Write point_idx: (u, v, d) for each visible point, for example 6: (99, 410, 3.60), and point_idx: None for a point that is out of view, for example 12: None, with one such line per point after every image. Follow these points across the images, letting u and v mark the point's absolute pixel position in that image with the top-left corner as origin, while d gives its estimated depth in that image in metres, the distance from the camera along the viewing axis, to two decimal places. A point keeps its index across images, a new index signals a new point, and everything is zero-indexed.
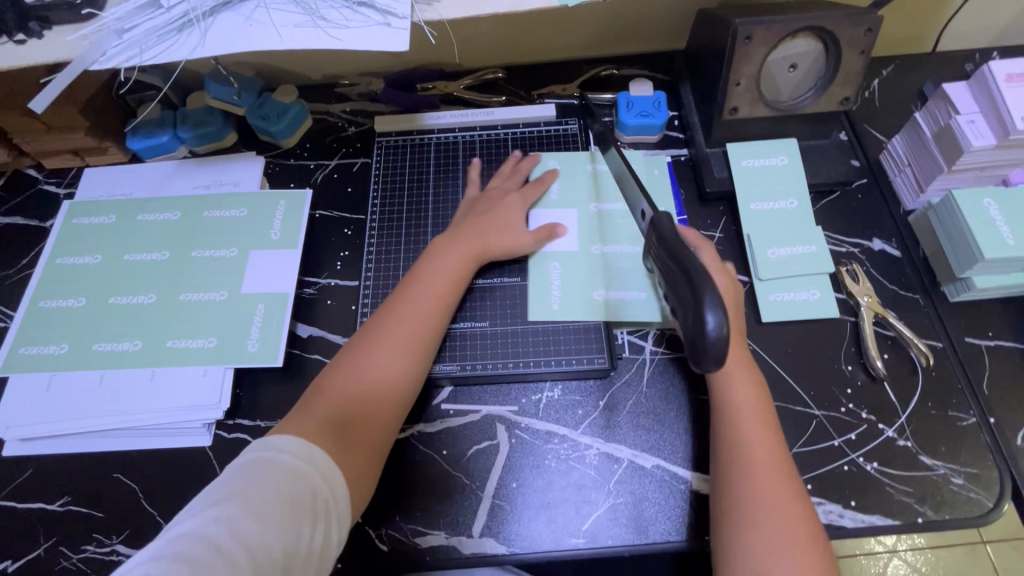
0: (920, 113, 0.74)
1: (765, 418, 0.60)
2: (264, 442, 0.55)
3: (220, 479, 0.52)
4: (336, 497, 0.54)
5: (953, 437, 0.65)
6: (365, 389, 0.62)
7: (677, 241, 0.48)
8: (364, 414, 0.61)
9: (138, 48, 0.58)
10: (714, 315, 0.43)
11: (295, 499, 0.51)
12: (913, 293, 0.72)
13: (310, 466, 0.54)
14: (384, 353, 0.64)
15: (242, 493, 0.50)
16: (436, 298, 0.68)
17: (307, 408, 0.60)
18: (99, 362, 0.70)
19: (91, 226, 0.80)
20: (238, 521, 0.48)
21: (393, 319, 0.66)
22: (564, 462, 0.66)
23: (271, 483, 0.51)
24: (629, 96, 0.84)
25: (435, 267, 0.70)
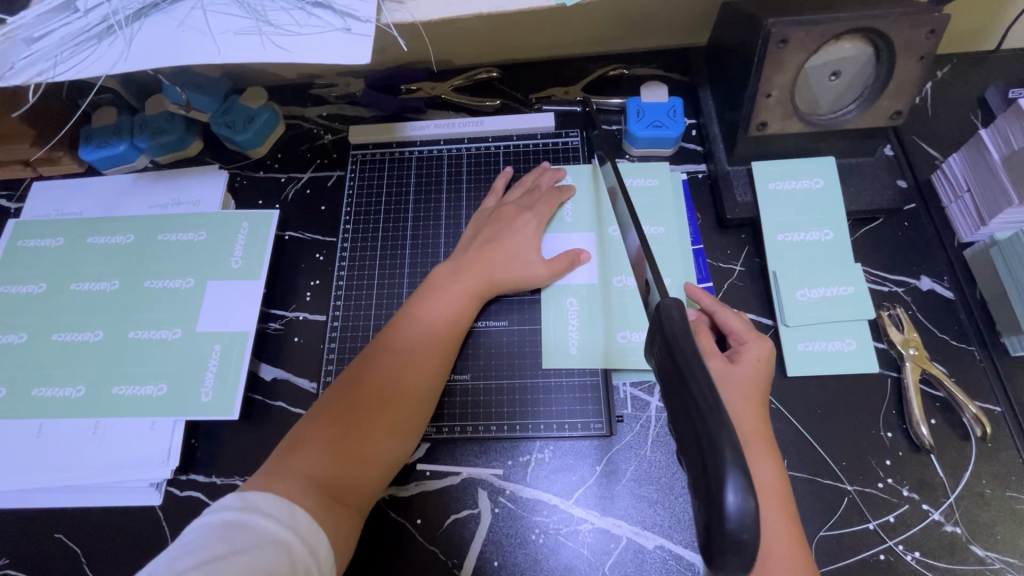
0: (987, 130, 0.62)
1: (783, 501, 0.49)
2: (238, 500, 0.45)
3: (184, 542, 0.42)
4: (320, 571, 0.44)
5: (1011, 523, 0.55)
6: (358, 444, 0.52)
7: (688, 349, 0.35)
8: (355, 475, 0.51)
9: (50, 60, 0.49)
10: (734, 488, 0.30)
11: (275, 570, 0.41)
12: (967, 344, 0.62)
13: (292, 532, 0.44)
14: (383, 401, 0.54)
15: (213, 560, 0.40)
16: (443, 338, 0.59)
17: (285, 463, 0.49)
18: (39, 410, 0.63)
19: (37, 250, 0.72)
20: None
21: (394, 360, 0.56)
22: (553, 538, 0.57)
23: (248, 548, 0.41)
24: (640, 104, 0.72)
25: (443, 299, 0.61)
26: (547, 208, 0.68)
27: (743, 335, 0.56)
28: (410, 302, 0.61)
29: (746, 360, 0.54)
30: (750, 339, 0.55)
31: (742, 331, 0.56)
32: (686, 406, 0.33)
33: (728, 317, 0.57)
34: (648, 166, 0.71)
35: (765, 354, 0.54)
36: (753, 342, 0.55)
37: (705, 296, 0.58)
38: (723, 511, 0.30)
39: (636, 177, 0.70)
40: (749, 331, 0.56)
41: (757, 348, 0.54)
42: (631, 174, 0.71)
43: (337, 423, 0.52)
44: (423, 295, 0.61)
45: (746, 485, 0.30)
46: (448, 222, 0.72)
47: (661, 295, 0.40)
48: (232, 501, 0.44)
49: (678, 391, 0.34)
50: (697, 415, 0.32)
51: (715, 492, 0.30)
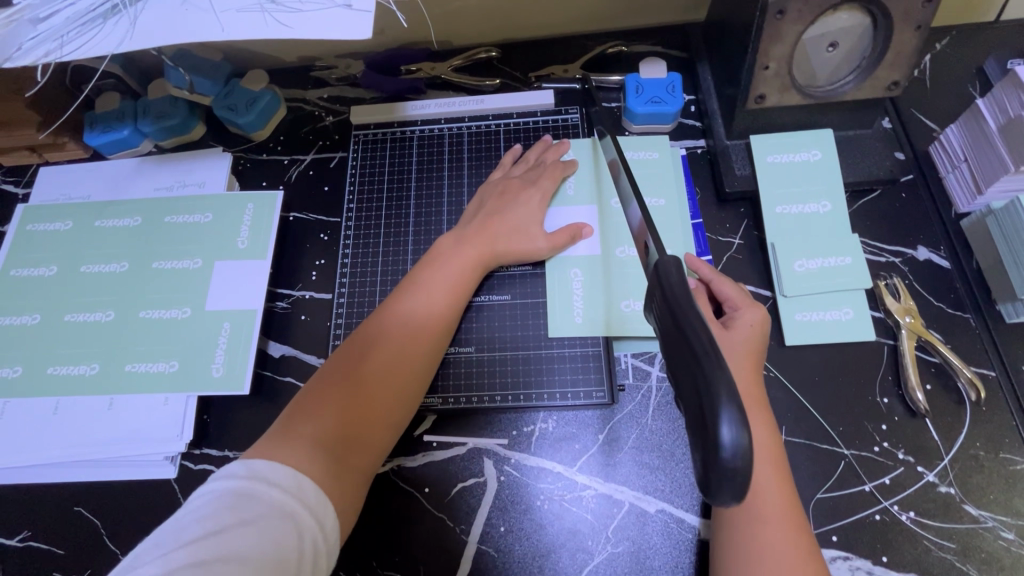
0: (983, 100, 0.63)
1: (777, 461, 0.51)
2: (243, 468, 0.45)
3: (191, 509, 0.43)
4: (326, 539, 0.45)
5: (1004, 484, 0.57)
6: (361, 414, 0.52)
7: (684, 301, 0.37)
8: (357, 444, 0.51)
9: (57, 40, 0.49)
10: (729, 424, 0.31)
11: (280, 539, 0.42)
12: (963, 312, 0.63)
13: (298, 500, 0.45)
14: (385, 372, 0.55)
15: (219, 530, 0.41)
16: (444, 313, 0.60)
17: (288, 430, 0.49)
18: (55, 388, 0.65)
19: (46, 234, 0.73)
20: (210, 567, 0.39)
21: (398, 329, 0.57)
22: (558, 504, 0.59)
23: (253, 519, 0.42)
24: (640, 80, 0.73)
25: (445, 276, 0.61)
26: (550, 182, 0.68)
27: (737, 302, 0.58)
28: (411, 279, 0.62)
29: (743, 326, 0.56)
30: (744, 308, 0.58)
31: (737, 300, 0.58)
32: (684, 355, 0.35)
33: (724, 286, 0.59)
34: (649, 139, 0.72)
35: (759, 322, 0.57)
36: (746, 310, 0.57)
37: (702, 265, 0.61)
38: (718, 445, 0.31)
39: (636, 151, 0.71)
40: (743, 300, 0.58)
41: (751, 316, 0.57)
42: (631, 147, 0.71)
43: (340, 388, 0.53)
44: (423, 272, 0.62)
45: (740, 420, 0.31)
46: (450, 200, 0.73)
47: (660, 254, 0.41)
48: (237, 470, 0.45)
49: (676, 346, 0.36)
50: (693, 359, 0.34)
51: (710, 428, 0.32)
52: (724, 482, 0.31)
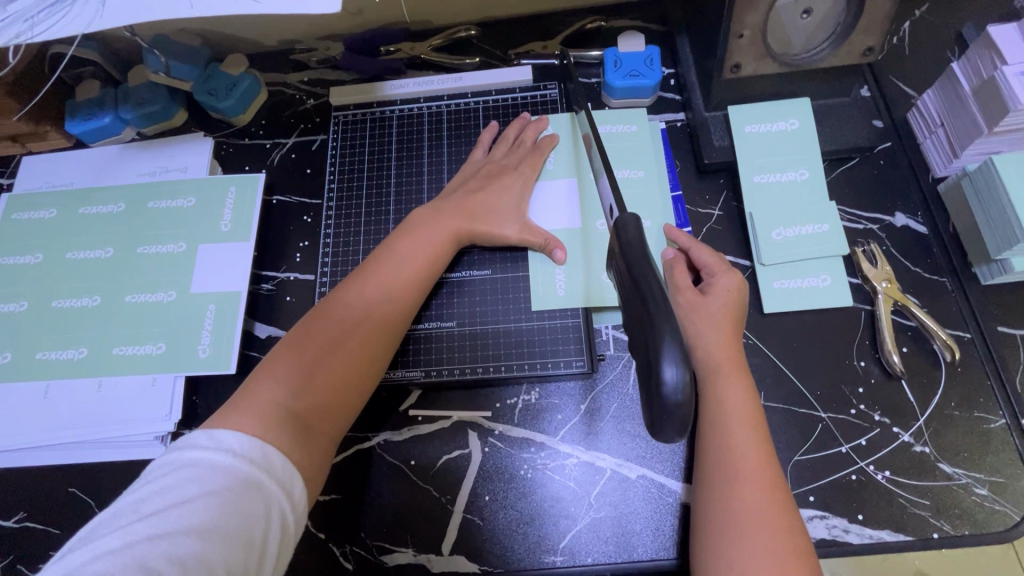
0: (957, 63, 0.64)
1: (758, 424, 0.52)
2: (206, 440, 0.45)
3: (153, 481, 0.43)
4: (292, 505, 0.46)
5: (978, 441, 0.58)
6: (325, 380, 0.53)
7: (640, 255, 0.39)
8: (324, 406, 0.53)
9: (26, 21, 0.49)
10: (672, 364, 0.34)
11: (247, 508, 0.43)
12: (939, 276, 0.64)
13: (262, 471, 0.45)
14: (351, 337, 0.56)
15: (185, 502, 0.42)
16: (411, 281, 0.60)
17: (252, 393, 0.51)
18: (45, 372, 0.66)
19: (31, 222, 0.73)
20: (176, 538, 0.40)
21: (365, 300, 0.58)
22: (541, 472, 0.60)
23: (218, 490, 0.43)
24: (617, 54, 0.73)
25: (412, 244, 0.62)
26: (532, 167, 0.68)
27: (715, 267, 0.59)
28: (379, 248, 0.62)
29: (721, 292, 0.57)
30: (721, 276, 0.58)
31: (713, 267, 0.59)
32: (637, 306, 0.37)
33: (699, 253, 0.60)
34: (627, 111, 0.72)
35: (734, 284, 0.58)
36: (722, 276, 0.58)
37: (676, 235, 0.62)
38: (662, 383, 0.34)
39: (615, 124, 0.71)
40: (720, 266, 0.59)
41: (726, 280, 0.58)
42: (610, 121, 0.71)
43: (303, 357, 0.53)
44: (391, 241, 0.62)
45: (683, 361, 0.34)
46: (431, 178, 0.73)
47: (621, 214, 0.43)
48: (200, 442, 0.45)
49: (633, 297, 0.38)
50: (644, 308, 0.36)
51: (656, 370, 0.35)
52: (665, 417, 0.34)
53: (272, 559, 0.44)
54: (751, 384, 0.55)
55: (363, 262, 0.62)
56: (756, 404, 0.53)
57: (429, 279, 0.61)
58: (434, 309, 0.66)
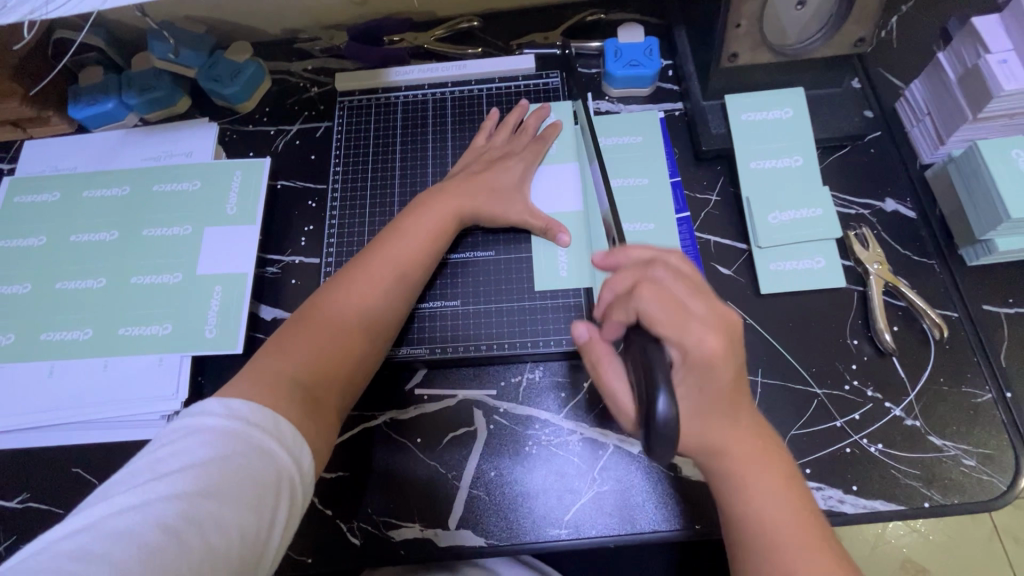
0: (943, 54, 0.67)
1: (771, 465, 0.49)
2: (222, 407, 0.46)
3: (170, 442, 0.44)
4: (303, 477, 0.47)
5: (966, 415, 0.60)
6: (336, 355, 0.54)
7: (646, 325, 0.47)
8: (332, 382, 0.54)
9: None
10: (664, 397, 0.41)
11: (259, 477, 0.43)
12: (927, 259, 0.66)
13: (276, 440, 0.46)
14: (356, 316, 0.56)
15: (200, 465, 0.42)
16: (414, 260, 0.61)
17: (261, 369, 0.51)
18: (49, 353, 0.66)
19: (34, 205, 0.73)
20: (191, 500, 0.41)
21: (373, 277, 0.58)
22: (546, 448, 0.62)
23: (232, 456, 0.43)
24: (617, 44, 0.75)
25: (416, 225, 0.62)
26: (534, 152, 0.70)
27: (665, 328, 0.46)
28: (383, 230, 0.63)
29: (689, 353, 0.46)
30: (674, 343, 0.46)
31: (666, 332, 0.46)
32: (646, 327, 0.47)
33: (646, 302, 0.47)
34: (629, 124, 0.73)
35: (713, 347, 0.46)
36: (686, 331, 0.46)
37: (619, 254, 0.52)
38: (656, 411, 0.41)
39: (617, 137, 0.73)
40: (673, 316, 0.46)
41: (699, 338, 0.46)
42: (611, 133, 0.73)
43: (312, 333, 0.54)
44: (396, 220, 0.63)
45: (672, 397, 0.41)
46: (434, 163, 0.75)
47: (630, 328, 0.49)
48: (214, 408, 0.46)
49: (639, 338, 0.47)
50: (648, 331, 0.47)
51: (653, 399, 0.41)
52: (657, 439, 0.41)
53: (282, 529, 0.44)
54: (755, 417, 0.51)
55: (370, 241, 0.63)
56: (765, 440, 0.50)
57: (433, 258, 0.63)
58: (438, 289, 0.68)
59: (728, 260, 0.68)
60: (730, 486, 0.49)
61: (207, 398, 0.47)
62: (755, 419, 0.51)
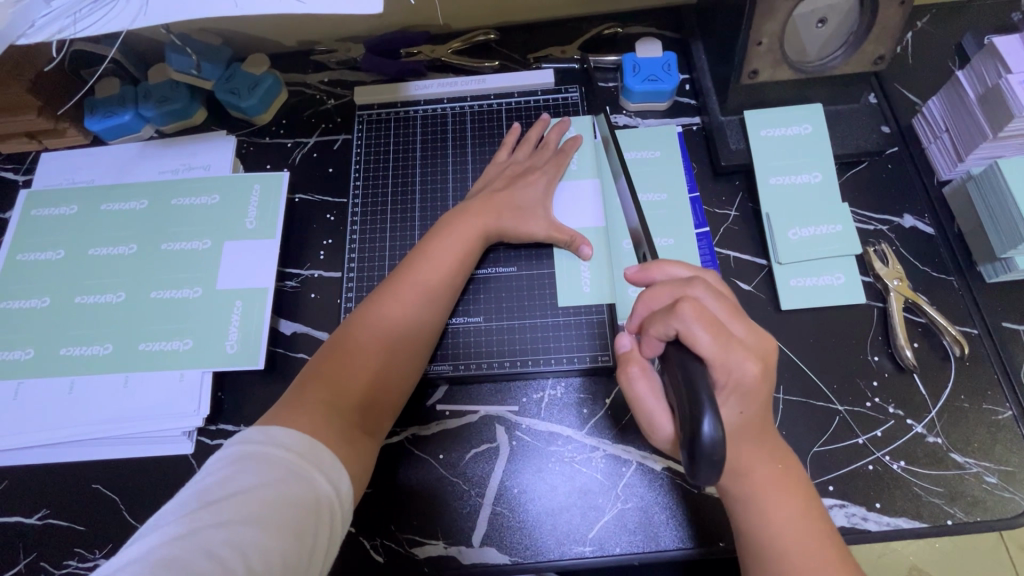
0: (962, 72, 0.67)
1: (790, 485, 0.50)
2: (262, 435, 0.47)
3: (212, 472, 0.44)
4: (340, 503, 0.47)
5: (987, 432, 0.60)
6: (369, 381, 0.55)
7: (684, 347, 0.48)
8: (366, 406, 0.54)
9: (69, 18, 0.50)
10: (709, 421, 0.42)
11: (300, 503, 0.44)
12: (947, 275, 0.67)
13: (314, 468, 0.46)
14: (387, 340, 0.57)
15: (242, 493, 0.43)
16: (442, 281, 0.61)
17: (297, 396, 0.52)
18: (69, 369, 0.66)
19: (51, 219, 0.73)
20: (234, 527, 0.41)
21: (402, 301, 0.59)
22: (568, 465, 0.62)
23: (274, 482, 0.44)
24: (636, 59, 0.75)
25: (441, 246, 0.63)
26: (555, 168, 0.70)
27: (710, 347, 0.47)
28: (410, 253, 0.63)
29: (731, 373, 0.47)
30: (718, 363, 0.47)
31: (712, 351, 0.47)
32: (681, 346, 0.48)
33: (698, 317, 0.47)
34: (648, 138, 0.74)
35: (754, 368, 0.48)
36: (730, 353, 0.47)
37: (649, 267, 0.55)
38: (700, 434, 0.41)
39: (637, 151, 0.73)
40: (718, 336, 0.47)
41: (740, 356, 0.47)
42: (632, 148, 0.73)
43: (345, 360, 0.55)
44: (422, 242, 0.64)
45: (718, 421, 0.42)
46: (454, 177, 0.75)
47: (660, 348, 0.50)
48: (256, 437, 0.47)
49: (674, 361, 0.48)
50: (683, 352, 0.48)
51: (696, 423, 0.42)
52: (702, 461, 0.41)
53: (322, 553, 0.44)
54: (776, 439, 0.52)
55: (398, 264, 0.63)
56: (784, 460, 0.51)
57: (460, 278, 0.63)
58: (462, 306, 0.68)
59: (748, 276, 0.68)
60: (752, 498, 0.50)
61: (247, 428, 0.48)
62: (773, 438, 0.52)
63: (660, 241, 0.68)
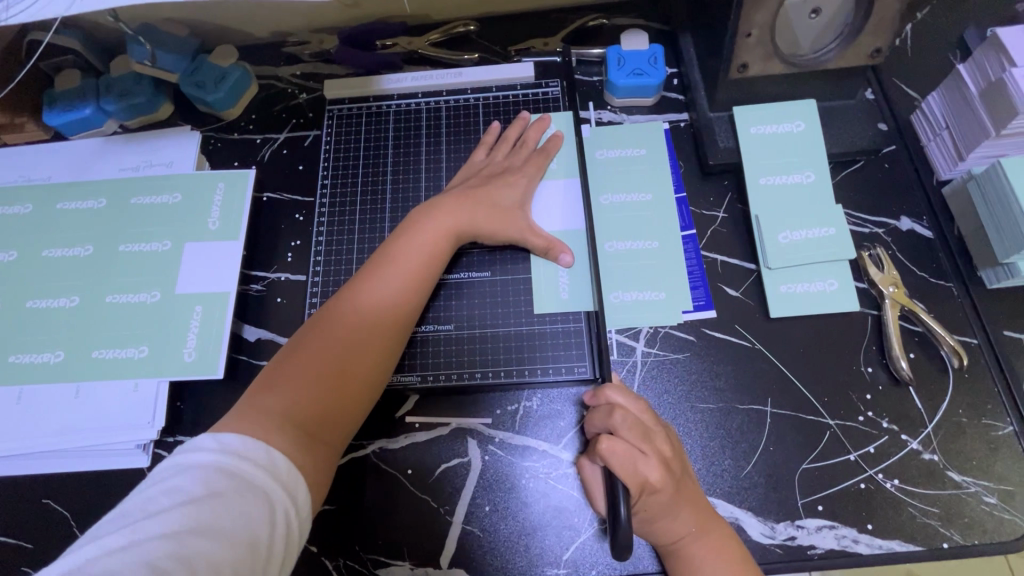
0: (963, 66, 0.63)
1: (708, 525, 0.52)
2: (212, 441, 0.44)
3: (159, 481, 0.41)
4: (298, 512, 0.44)
5: (986, 449, 0.57)
6: (330, 387, 0.51)
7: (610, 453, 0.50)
8: (331, 414, 0.51)
9: (1, 2, 0.46)
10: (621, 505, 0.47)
11: (252, 512, 0.41)
12: (945, 281, 0.63)
13: (269, 475, 0.43)
14: (351, 344, 0.54)
15: (190, 502, 0.40)
16: (410, 280, 0.58)
17: (252, 405, 0.48)
18: (19, 377, 0.62)
19: (5, 218, 0.69)
20: (180, 539, 0.39)
21: (367, 303, 0.56)
22: (544, 482, 0.58)
23: (224, 491, 0.41)
24: (620, 52, 0.71)
25: (408, 244, 0.59)
26: (534, 168, 0.66)
27: (625, 454, 0.50)
28: (375, 254, 0.60)
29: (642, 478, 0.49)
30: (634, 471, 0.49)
31: (626, 461, 0.50)
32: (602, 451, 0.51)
33: (609, 453, 0.49)
34: (634, 135, 0.70)
35: (656, 480, 0.50)
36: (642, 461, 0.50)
37: (599, 391, 0.55)
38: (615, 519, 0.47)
39: (621, 148, 0.69)
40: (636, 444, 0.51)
41: (648, 473, 0.50)
42: (616, 146, 0.70)
43: (305, 365, 0.52)
44: (390, 241, 0.60)
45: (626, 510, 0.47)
46: (428, 176, 0.71)
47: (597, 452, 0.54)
48: (206, 443, 0.43)
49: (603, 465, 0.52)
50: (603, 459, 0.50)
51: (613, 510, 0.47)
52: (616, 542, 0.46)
53: (279, 562, 0.42)
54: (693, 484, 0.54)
55: (364, 265, 0.60)
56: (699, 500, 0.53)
57: (431, 277, 0.59)
58: (433, 312, 0.64)
59: (737, 281, 0.65)
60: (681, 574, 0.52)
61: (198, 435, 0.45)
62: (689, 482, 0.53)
63: (644, 246, 0.65)
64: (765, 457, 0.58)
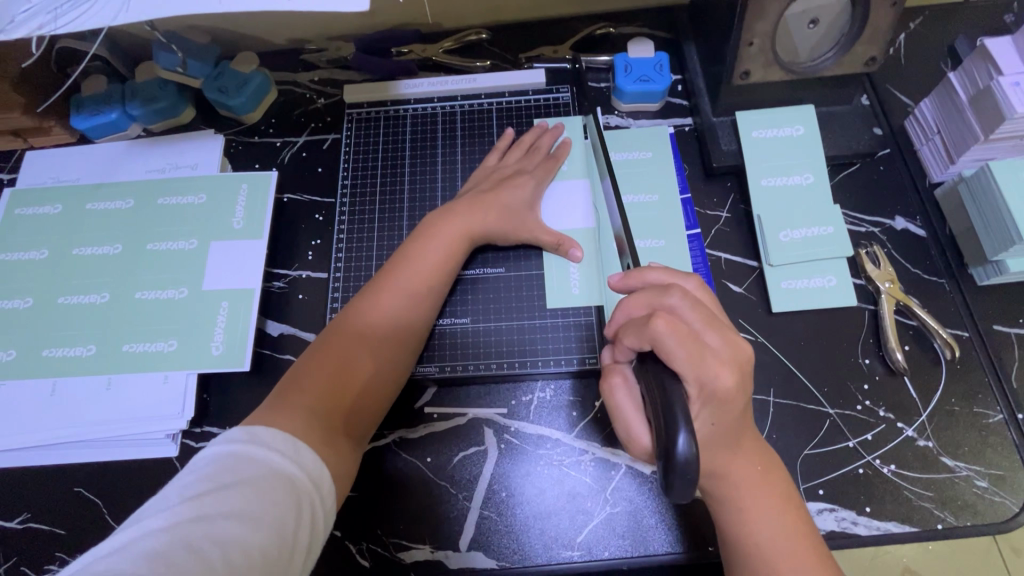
0: (954, 74, 0.67)
1: (769, 487, 0.50)
2: (243, 434, 0.46)
3: (193, 470, 0.44)
4: (323, 504, 0.47)
5: (977, 436, 0.60)
6: (354, 381, 0.54)
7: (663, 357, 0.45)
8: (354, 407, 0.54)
9: (49, 13, 0.49)
10: (683, 435, 0.41)
11: (282, 499, 0.43)
12: (938, 277, 0.66)
13: (297, 468, 0.46)
14: (374, 340, 0.57)
15: (224, 488, 0.42)
16: (427, 281, 0.61)
17: (282, 398, 0.51)
18: (53, 370, 0.65)
19: (36, 218, 0.72)
20: (215, 520, 0.40)
21: (388, 302, 0.59)
22: (556, 468, 0.61)
23: (256, 478, 0.43)
24: (628, 59, 0.74)
25: (425, 247, 0.62)
26: (546, 170, 0.70)
27: (683, 363, 0.45)
28: (394, 255, 0.63)
29: (706, 388, 0.46)
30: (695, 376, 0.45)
31: (687, 366, 0.45)
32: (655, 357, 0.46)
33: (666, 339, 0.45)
34: (641, 138, 0.73)
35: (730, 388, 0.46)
36: (703, 365, 0.45)
37: (637, 277, 0.51)
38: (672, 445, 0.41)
39: (629, 151, 0.72)
40: (691, 351, 0.45)
41: (718, 381, 0.46)
42: (623, 148, 0.73)
43: (330, 360, 0.54)
44: (409, 243, 0.63)
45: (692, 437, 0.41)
46: (444, 177, 0.74)
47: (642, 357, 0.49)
48: (237, 436, 0.46)
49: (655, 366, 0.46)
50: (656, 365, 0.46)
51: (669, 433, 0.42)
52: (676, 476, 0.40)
53: (304, 551, 0.43)
54: (761, 445, 0.52)
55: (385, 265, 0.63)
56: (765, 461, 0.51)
57: (447, 278, 0.62)
58: (450, 307, 0.67)
59: (740, 278, 0.68)
60: (732, 534, 0.49)
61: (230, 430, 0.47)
62: (754, 439, 0.52)
63: (651, 244, 0.68)
64: (769, 444, 0.60)
